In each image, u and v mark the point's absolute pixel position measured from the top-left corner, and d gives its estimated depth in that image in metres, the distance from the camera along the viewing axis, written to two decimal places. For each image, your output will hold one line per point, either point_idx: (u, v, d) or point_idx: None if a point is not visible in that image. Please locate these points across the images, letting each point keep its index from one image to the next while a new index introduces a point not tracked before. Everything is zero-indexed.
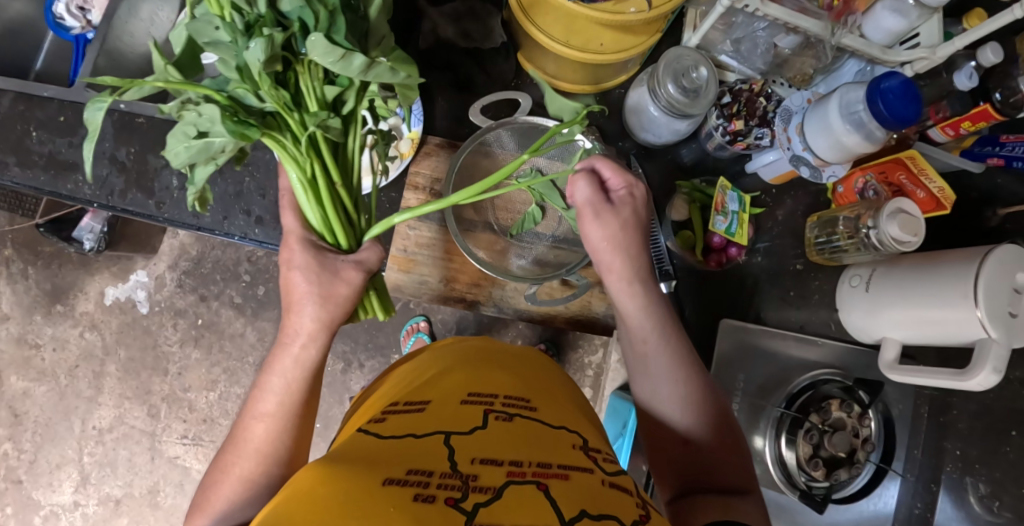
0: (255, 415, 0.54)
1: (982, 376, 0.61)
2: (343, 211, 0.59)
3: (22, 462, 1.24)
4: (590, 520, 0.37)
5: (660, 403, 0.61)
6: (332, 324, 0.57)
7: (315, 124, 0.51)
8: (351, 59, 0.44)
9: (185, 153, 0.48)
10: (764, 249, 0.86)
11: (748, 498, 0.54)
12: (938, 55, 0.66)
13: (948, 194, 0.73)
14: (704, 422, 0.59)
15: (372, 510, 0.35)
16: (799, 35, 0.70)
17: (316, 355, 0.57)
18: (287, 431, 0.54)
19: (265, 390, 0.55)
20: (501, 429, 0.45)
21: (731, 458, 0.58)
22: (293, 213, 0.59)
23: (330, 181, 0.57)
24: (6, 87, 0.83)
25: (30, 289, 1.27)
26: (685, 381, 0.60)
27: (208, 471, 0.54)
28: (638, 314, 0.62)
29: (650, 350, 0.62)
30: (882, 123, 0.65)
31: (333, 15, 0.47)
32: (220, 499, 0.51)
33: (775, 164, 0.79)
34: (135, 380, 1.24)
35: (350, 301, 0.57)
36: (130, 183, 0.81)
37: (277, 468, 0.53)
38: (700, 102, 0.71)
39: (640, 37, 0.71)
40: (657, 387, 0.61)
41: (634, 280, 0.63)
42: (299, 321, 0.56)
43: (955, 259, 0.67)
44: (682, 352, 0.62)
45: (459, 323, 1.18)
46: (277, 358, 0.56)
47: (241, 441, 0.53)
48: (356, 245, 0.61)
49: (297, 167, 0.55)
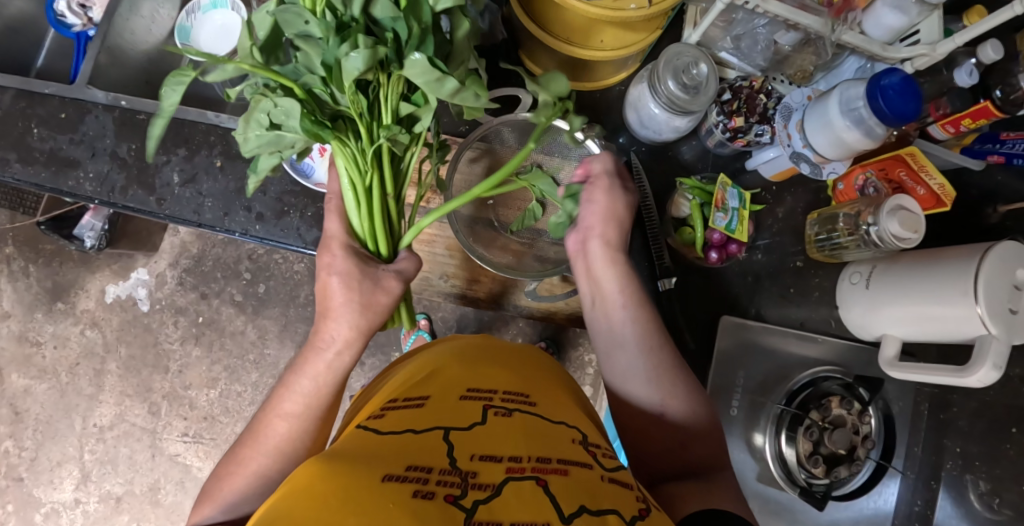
0: (278, 414, 0.54)
1: (982, 373, 0.61)
2: (386, 220, 0.61)
3: (23, 460, 1.24)
4: (589, 516, 0.38)
5: (634, 390, 0.60)
6: (366, 332, 0.57)
7: (386, 137, 0.53)
8: (442, 83, 0.47)
9: (255, 140, 0.52)
10: (765, 247, 0.86)
11: (715, 480, 0.54)
12: (938, 52, 0.66)
13: (949, 190, 0.74)
14: (675, 399, 0.59)
15: (372, 506, 0.35)
16: (799, 32, 0.70)
17: (347, 363, 0.57)
18: (308, 433, 0.54)
19: (292, 390, 0.55)
20: (500, 424, 0.45)
21: (709, 444, 0.58)
22: (338, 218, 0.60)
23: (382, 192, 0.59)
24: (7, 84, 0.83)
25: (31, 287, 1.27)
26: (658, 365, 0.60)
27: (220, 461, 0.54)
28: (615, 287, 0.64)
29: (622, 324, 0.62)
30: (882, 119, 0.65)
31: (425, 35, 0.49)
32: (232, 490, 0.51)
33: (776, 160, 0.78)
34: (135, 378, 1.24)
35: (385, 311, 0.58)
36: (131, 180, 0.82)
37: (293, 467, 0.53)
38: (700, 98, 0.71)
39: (640, 34, 0.71)
40: (630, 363, 0.61)
41: (612, 251, 0.65)
42: (337, 327, 0.56)
43: (955, 256, 0.67)
44: (655, 337, 0.62)
45: (459, 321, 1.17)
46: (309, 361, 0.55)
47: (262, 436, 0.53)
48: (393, 253, 0.63)
49: (356, 174, 0.57)
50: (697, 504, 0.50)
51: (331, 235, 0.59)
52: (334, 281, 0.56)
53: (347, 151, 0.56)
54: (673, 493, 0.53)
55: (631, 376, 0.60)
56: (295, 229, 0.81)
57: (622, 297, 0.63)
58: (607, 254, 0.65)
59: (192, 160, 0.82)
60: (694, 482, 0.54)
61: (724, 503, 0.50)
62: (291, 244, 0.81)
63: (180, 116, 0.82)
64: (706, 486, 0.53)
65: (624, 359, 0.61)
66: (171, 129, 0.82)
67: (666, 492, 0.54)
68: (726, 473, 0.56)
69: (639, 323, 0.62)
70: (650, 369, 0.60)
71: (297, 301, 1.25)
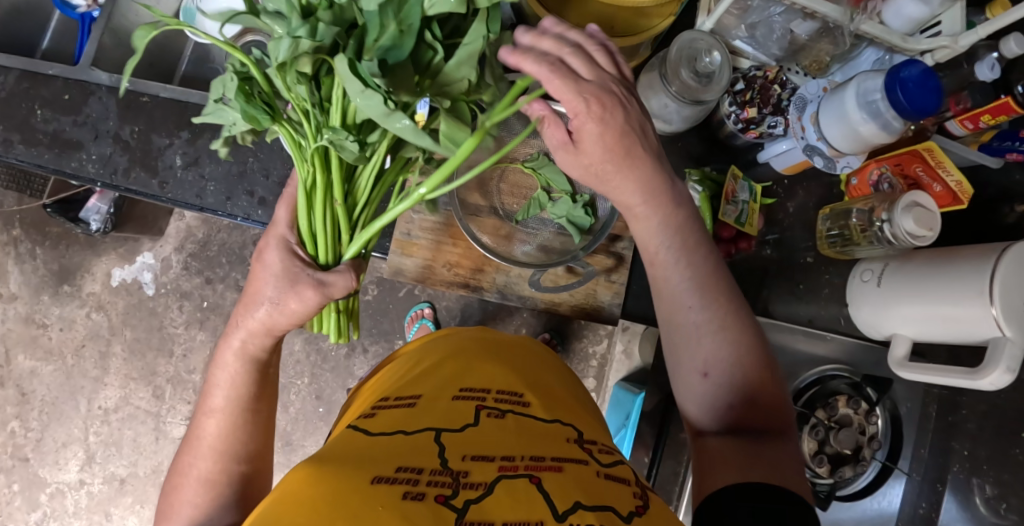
0: (205, 412, 0.54)
1: (993, 376, 0.59)
2: (334, 224, 0.57)
3: (29, 440, 1.25)
4: (585, 512, 0.37)
5: (687, 343, 0.56)
6: (274, 330, 0.55)
7: (328, 139, 0.48)
8: (368, 97, 0.42)
9: (208, 106, 0.54)
10: (774, 241, 0.85)
11: (776, 441, 0.51)
12: (960, 45, 0.64)
13: (967, 188, 0.71)
14: (733, 355, 0.54)
15: (359, 511, 0.35)
16: (817, 21, 0.68)
17: (258, 353, 0.55)
18: (238, 425, 0.54)
19: (212, 386, 0.55)
20: (492, 426, 0.44)
21: (767, 404, 0.53)
22: (288, 209, 0.58)
23: (330, 193, 0.55)
24: (11, 64, 0.83)
25: (38, 269, 1.27)
26: (715, 319, 0.55)
27: (167, 475, 0.54)
28: (661, 235, 0.57)
29: (671, 277, 0.57)
30: (900, 112, 0.63)
31: (399, 36, 0.43)
32: (182, 502, 0.51)
33: (789, 153, 0.77)
34: (140, 361, 1.25)
35: (300, 316, 0.55)
36: (134, 162, 0.81)
37: (236, 465, 0.53)
38: (713, 87, 0.69)
39: (652, 21, 0.70)
40: (682, 316, 0.56)
41: (649, 196, 0.56)
42: (244, 316, 0.54)
43: (971, 255, 0.65)
44: (708, 285, 0.56)
45: (464, 311, 1.16)
46: (221, 353, 0.55)
47: (195, 440, 0.54)
48: (335, 262, 0.59)
49: (302, 169, 0.55)
50: (735, 474, 0.47)
51: (274, 228, 0.57)
52: (260, 269, 0.55)
53: (293, 143, 0.54)
54: (714, 456, 0.51)
55: (681, 337, 0.56)
56: None
57: (668, 251, 0.57)
58: (646, 204, 0.56)
59: (195, 143, 0.81)
60: (742, 442, 0.50)
61: (771, 471, 0.47)
62: None
63: (184, 99, 0.81)
64: (754, 447, 0.49)
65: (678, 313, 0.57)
66: (174, 112, 0.82)
67: (711, 451, 0.51)
68: (787, 433, 0.52)
69: (693, 279, 0.56)
70: (704, 325, 0.55)
71: None
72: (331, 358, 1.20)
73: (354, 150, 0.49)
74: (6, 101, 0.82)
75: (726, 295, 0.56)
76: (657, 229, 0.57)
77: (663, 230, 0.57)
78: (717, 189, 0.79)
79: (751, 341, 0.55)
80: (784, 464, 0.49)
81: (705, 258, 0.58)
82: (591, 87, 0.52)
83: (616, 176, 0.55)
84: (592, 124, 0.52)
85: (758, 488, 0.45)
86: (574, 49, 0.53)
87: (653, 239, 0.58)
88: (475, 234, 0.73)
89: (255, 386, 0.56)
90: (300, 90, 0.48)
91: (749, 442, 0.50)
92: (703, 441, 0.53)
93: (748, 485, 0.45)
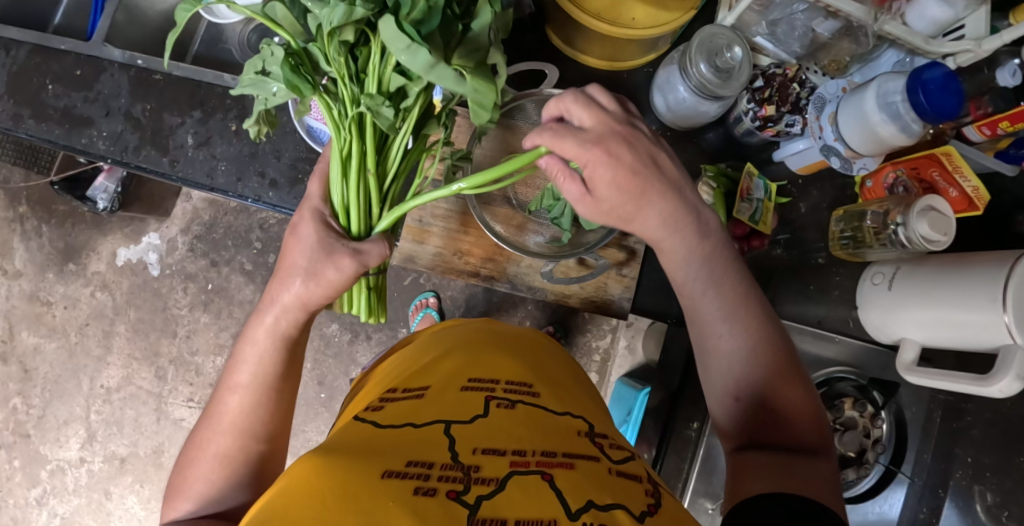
0: (230, 388, 0.54)
1: (1005, 383, 0.60)
2: (366, 198, 0.59)
3: (30, 417, 1.25)
4: (597, 512, 0.36)
5: (723, 368, 0.56)
6: (308, 305, 0.56)
7: (367, 104, 0.50)
8: (413, 52, 0.43)
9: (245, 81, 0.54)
10: (785, 241, 0.84)
11: (816, 459, 0.50)
12: (983, 49, 0.63)
13: (983, 194, 0.70)
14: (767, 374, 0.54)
15: (370, 505, 0.35)
16: (839, 20, 0.68)
17: (289, 328, 0.56)
18: (261, 402, 0.54)
19: (240, 361, 0.55)
20: (503, 417, 0.44)
21: (802, 422, 0.53)
22: (321, 183, 0.60)
23: (364, 164, 0.57)
24: (24, 38, 0.83)
25: (43, 247, 1.27)
26: (748, 344, 0.55)
27: (182, 450, 0.54)
28: (689, 264, 0.57)
29: (702, 303, 0.57)
30: (921, 115, 0.62)
31: (429, 12, 0.45)
32: (197, 479, 0.51)
33: (805, 153, 0.76)
34: (144, 341, 1.25)
35: (335, 286, 0.56)
36: (144, 140, 0.80)
37: (256, 444, 0.53)
38: (733, 83, 0.68)
39: (673, 14, 0.69)
40: (714, 340, 0.56)
41: (675, 230, 0.56)
42: (280, 290, 0.55)
43: (986, 262, 0.64)
44: (737, 314, 0.56)
45: (469, 300, 1.15)
46: (254, 327, 0.56)
47: (216, 414, 0.53)
48: (365, 235, 0.61)
49: (337, 138, 0.56)
50: (761, 485, 0.47)
51: (307, 200, 0.59)
52: (295, 241, 0.56)
53: (331, 111, 0.55)
54: (751, 465, 0.50)
55: (706, 353, 0.57)
56: None
57: (698, 279, 0.57)
58: (672, 234, 0.56)
59: (206, 123, 0.80)
60: (779, 456, 0.50)
61: (799, 485, 0.46)
62: None
63: (196, 78, 0.81)
64: (784, 461, 0.49)
65: (712, 339, 0.56)
66: (186, 90, 0.81)
67: (746, 460, 0.51)
68: (826, 454, 0.51)
69: (728, 307, 0.56)
70: (739, 349, 0.55)
71: None
72: (334, 344, 1.20)
73: (390, 114, 0.50)
74: (17, 75, 0.82)
75: (756, 323, 0.56)
76: (687, 260, 0.57)
77: (703, 268, 0.57)
78: (731, 187, 0.78)
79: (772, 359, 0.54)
80: (822, 481, 0.48)
81: (733, 275, 0.57)
82: (592, 136, 0.52)
83: (644, 206, 0.55)
84: (602, 170, 0.52)
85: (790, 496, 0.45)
86: (575, 97, 0.54)
87: (681, 269, 0.57)
88: (489, 223, 0.73)
89: (281, 364, 0.55)
90: (339, 62, 0.50)
91: (786, 457, 0.49)
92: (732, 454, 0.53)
93: (775, 495, 0.45)
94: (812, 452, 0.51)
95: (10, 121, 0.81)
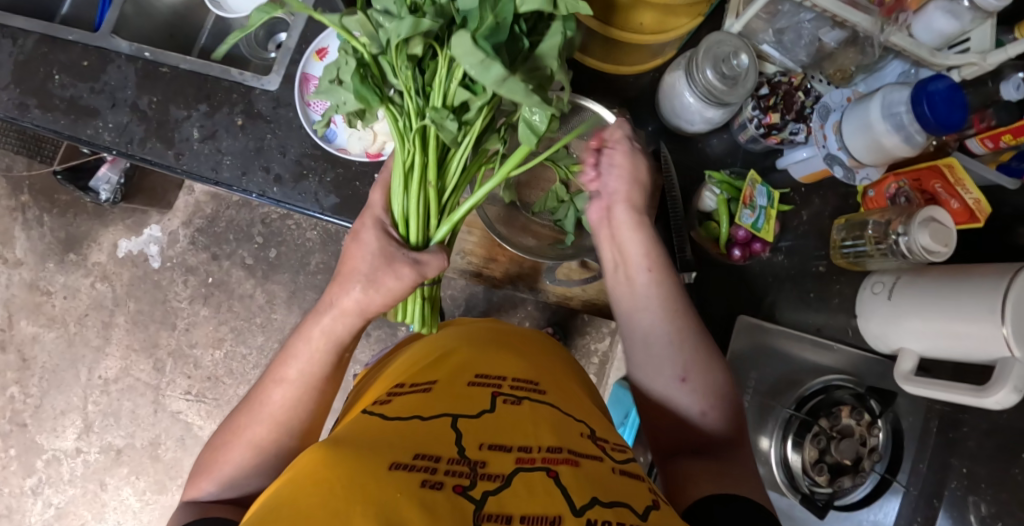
0: (276, 380, 0.54)
1: (1001, 395, 0.60)
2: (426, 207, 0.58)
3: (28, 406, 1.26)
4: (601, 508, 0.37)
5: (654, 363, 0.60)
6: (367, 311, 0.55)
7: (433, 118, 0.51)
8: (485, 67, 0.44)
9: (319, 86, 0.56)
10: (787, 248, 0.83)
11: (736, 456, 0.55)
12: (988, 63, 0.64)
13: (985, 205, 0.70)
14: (696, 373, 0.58)
15: (379, 495, 0.35)
16: (845, 31, 0.68)
17: (344, 332, 0.55)
18: (304, 401, 0.54)
19: (290, 356, 0.54)
20: (508, 414, 0.44)
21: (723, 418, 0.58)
22: (382, 192, 0.60)
23: (426, 175, 0.57)
24: (31, 28, 0.83)
25: (45, 236, 1.28)
26: (682, 340, 0.60)
27: (217, 431, 0.55)
28: (638, 256, 0.63)
29: (645, 294, 0.62)
30: (924, 127, 0.63)
31: (496, 29, 0.46)
32: (229, 462, 0.52)
33: (809, 161, 0.77)
34: (143, 333, 1.25)
35: (394, 294, 0.55)
36: (150, 133, 0.80)
37: (288, 439, 0.53)
38: (738, 90, 0.69)
39: (682, 20, 0.69)
40: (651, 332, 0.61)
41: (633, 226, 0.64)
42: (339, 294, 0.55)
43: (986, 274, 0.65)
44: (674, 307, 0.61)
45: (469, 300, 1.15)
46: (308, 325, 0.55)
47: (257, 404, 0.54)
48: (423, 246, 0.60)
49: (400, 149, 0.56)
50: (705, 488, 0.50)
51: (369, 209, 0.59)
52: (357, 247, 0.56)
53: (395, 123, 0.55)
54: (693, 469, 0.53)
55: (648, 354, 0.60)
56: (312, 194, 0.78)
57: (644, 272, 0.62)
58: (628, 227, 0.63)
59: (212, 116, 0.80)
60: (711, 461, 0.53)
61: (738, 487, 0.50)
62: (307, 209, 0.78)
63: (203, 72, 0.81)
64: (724, 467, 0.52)
65: (651, 332, 0.61)
66: (193, 83, 0.81)
67: (686, 464, 0.54)
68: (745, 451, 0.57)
69: (666, 300, 0.61)
70: (672, 343, 0.59)
71: (307, 269, 1.23)
72: None
73: (454, 129, 0.51)
74: (25, 65, 0.82)
75: (688, 319, 0.61)
76: (638, 249, 0.63)
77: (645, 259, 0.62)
78: (735, 193, 0.78)
79: (712, 373, 0.59)
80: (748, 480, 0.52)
81: (673, 287, 0.62)
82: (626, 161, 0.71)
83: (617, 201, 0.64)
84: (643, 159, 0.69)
85: (732, 498, 0.48)
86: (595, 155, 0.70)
87: (632, 258, 0.63)
88: (493, 223, 0.73)
89: (328, 367, 0.55)
90: (407, 77, 0.51)
91: (717, 461, 0.53)
92: (674, 462, 0.56)
93: (717, 497, 0.48)
94: (732, 447, 0.56)
95: (17, 110, 0.82)
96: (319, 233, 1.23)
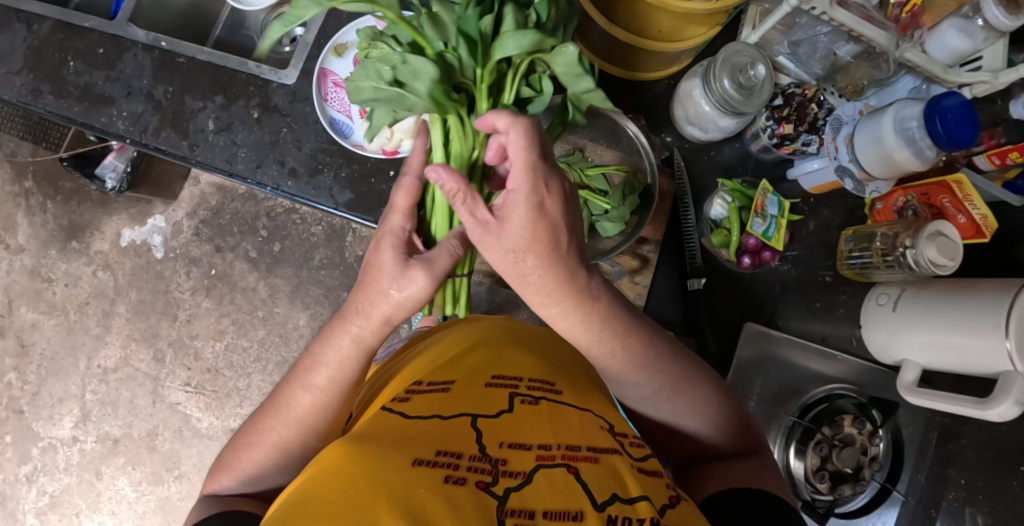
0: (303, 385, 0.53)
1: (1003, 407, 0.60)
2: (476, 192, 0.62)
3: (25, 393, 1.25)
4: (621, 505, 0.37)
5: (647, 405, 0.57)
6: (391, 319, 0.52)
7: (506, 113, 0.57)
8: (581, 81, 0.52)
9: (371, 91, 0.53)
10: (794, 258, 0.85)
11: (757, 457, 0.54)
12: (999, 81, 0.65)
13: (991, 222, 0.70)
14: (692, 400, 0.55)
15: (405, 490, 0.35)
16: (860, 45, 0.69)
17: (373, 340, 0.53)
18: (331, 407, 0.54)
19: (318, 362, 0.53)
20: (526, 412, 0.45)
21: (734, 424, 0.56)
22: (407, 197, 0.52)
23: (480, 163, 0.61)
24: (47, 13, 0.83)
25: (48, 223, 1.27)
26: (666, 386, 0.55)
27: (240, 428, 0.56)
28: (581, 330, 0.50)
29: (611, 363, 0.53)
30: (935, 142, 0.64)
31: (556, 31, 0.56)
32: (252, 461, 0.54)
33: (820, 172, 0.78)
34: (144, 323, 1.25)
35: (416, 301, 0.51)
36: (164, 123, 0.80)
37: (313, 440, 0.54)
38: (754, 100, 0.70)
39: (700, 28, 0.70)
40: (631, 386, 0.55)
41: (566, 299, 0.47)
42: (368, 303, 0.51)
43: (991, 289, 0.66)
44: (649, 361, 0.53)
45: (473, 300, 1.16)
46: (335, 331, 0.53)
47: (283, 408, 0.54)
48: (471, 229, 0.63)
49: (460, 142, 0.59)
50: (724, 485, 0.50)
51: (386, 223, 0.52)
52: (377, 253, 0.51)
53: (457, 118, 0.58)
54: (706, 476, 0.53)
55: (640, 400, 0.56)
56: (327, 189, 0.78)
57: (599, 342, 0.51)
58: (563, 304, 0.48)
59: (228, 108, 0.80)
60: (730, 464, 0.53)
61: (758, 481, 0.50)
62: (321, 204, 0.78)
63: (220, 63, 0.81)
64: (740, 465, 0.52)
65: (630, 386, 0.55)
66: (209, 75, 0.81)
67: (702, 473, 0.54)
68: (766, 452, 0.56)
69: (640, 359, 0.53)
70: (657, 389, 0.55)
71: (310, 264, 1.23)
72: None
73: None
74: (40, 50, 0.82)
75: (667, 359, 0.55)
76: (580, 327, 0.49)
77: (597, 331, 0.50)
78: (746, 201, 0.79)
79: (709, 380, 0.57)
80: (769, 473, 0.52)
81: (648, 327, 0.54)
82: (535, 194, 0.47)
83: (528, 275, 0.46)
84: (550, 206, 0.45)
85: (749, 491, 0.48)
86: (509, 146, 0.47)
87: (581, 335, 0.50)
88: None
89: (357, 373, 0.54)
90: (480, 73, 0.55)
91: (735, 462, 0.53)
92: (689, 472, 0.56)
93: (739, 492, 0.48)
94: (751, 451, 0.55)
95: (30, 96, 0.82)
96: (324, 228, 1.23)
